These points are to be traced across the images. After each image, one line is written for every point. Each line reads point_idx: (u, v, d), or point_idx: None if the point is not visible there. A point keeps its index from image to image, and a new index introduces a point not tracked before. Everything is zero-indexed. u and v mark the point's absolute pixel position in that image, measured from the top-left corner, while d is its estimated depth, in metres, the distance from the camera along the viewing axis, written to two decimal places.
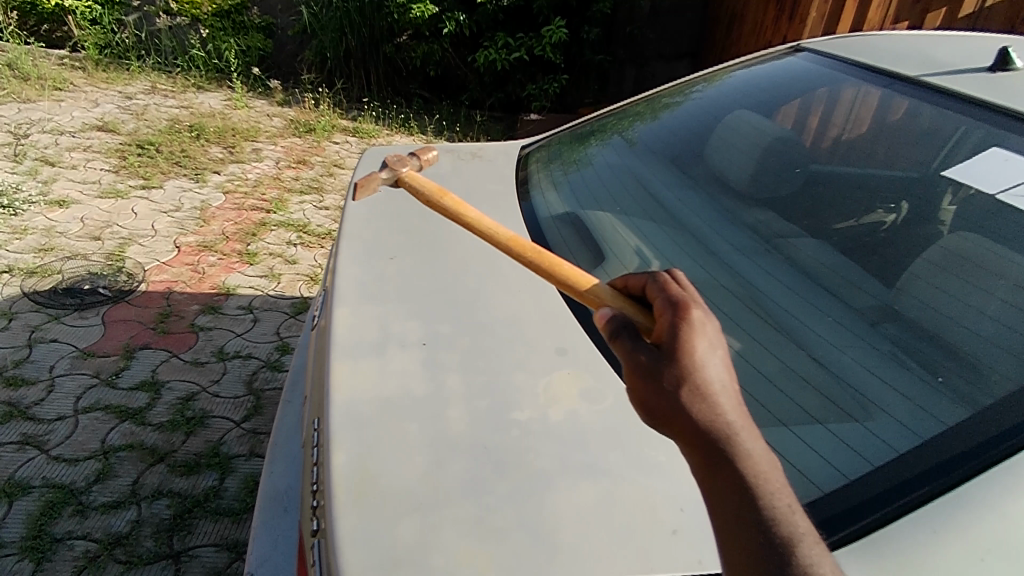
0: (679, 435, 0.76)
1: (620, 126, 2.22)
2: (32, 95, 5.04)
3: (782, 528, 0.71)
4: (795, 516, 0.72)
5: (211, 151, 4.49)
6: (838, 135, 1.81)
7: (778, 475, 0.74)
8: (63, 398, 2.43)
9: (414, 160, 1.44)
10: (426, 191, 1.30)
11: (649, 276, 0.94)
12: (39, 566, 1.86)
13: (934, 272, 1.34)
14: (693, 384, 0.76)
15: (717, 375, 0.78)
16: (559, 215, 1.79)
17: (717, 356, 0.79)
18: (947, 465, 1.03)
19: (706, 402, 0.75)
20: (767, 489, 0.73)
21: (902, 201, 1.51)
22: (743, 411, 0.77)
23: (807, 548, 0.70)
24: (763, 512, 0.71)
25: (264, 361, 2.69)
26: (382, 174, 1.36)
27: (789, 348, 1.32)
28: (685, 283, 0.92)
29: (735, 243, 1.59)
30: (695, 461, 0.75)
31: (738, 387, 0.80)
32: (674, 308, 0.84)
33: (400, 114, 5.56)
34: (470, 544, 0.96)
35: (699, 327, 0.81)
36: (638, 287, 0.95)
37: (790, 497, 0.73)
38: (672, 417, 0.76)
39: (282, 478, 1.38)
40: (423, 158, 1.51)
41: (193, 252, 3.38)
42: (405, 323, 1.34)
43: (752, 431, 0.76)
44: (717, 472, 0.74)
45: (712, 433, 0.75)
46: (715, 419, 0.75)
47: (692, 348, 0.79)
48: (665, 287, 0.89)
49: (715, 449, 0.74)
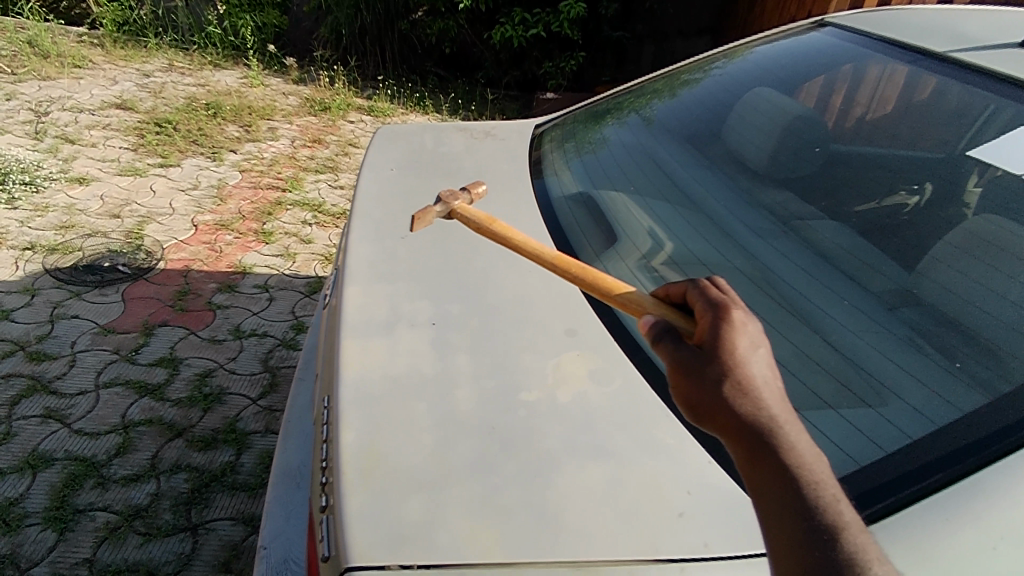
0: (722, 429, 0.75)
1: (637, 104, 2.18)
2: (52, 73, 5.07)
3: (826, 515, 0.69)
4: (840, 505, 0.70)
5: (228, 130, 4.51)
6: (862, 114, 1.76)
7: (821, 464, 0.73)
8: (84, 372, 2.48)
9: (465, 194, 1.44)
10: (476, 219, 1.32)
11: (689, 281, 0.91)
12: (62, 536, 1.92)
13: (955, 255, 1.31)
14: (735, 379, 0.76)
15: (759, 371, 0.77)
16: (572, 195, 1.77)
17: (759, 354, 0.78)
18: (961, 453, 1.02)
19: (749, 398, 0.74)
20: (811, 479, 0.71)
21: (926, 183, 1.46)
22: (785, 402, 0.76)
23: (853, 536, 0.68)
24: (807, 500, 0.70)
25: (280, 340, 2.72)
26: (436, 208, 1.37)
27: (803, 332, 1.29)
28: (725, 287, 0.89)
29: (752, 225, 1.56)
30: (739, 453, 0.74)
31: (781, 382, 0.79)
32: (714, 310, 0.83)
33: (416, 92, 5.52)
34: (481, 522, 0.97)
35: (740, 327, 0.80)
36: (679, 295, 0.92)
37: (834, 487, 0.71)
38: (713, 411, 0.75)
39: (294, 455, 1.39)
40: (474, 191, 1.48)
41: (210, 231, 3.41)
42: (415, 303, 1.34)
43: (794, 423, 0.75)
44: (760, 463, 0.72)
45: (756, 426, 0.73)
46: (758, 412, 0.74)
47: (734, 347, 0.78)
48: (705, 291, 0.87)
49: (757, 440, 0.73)
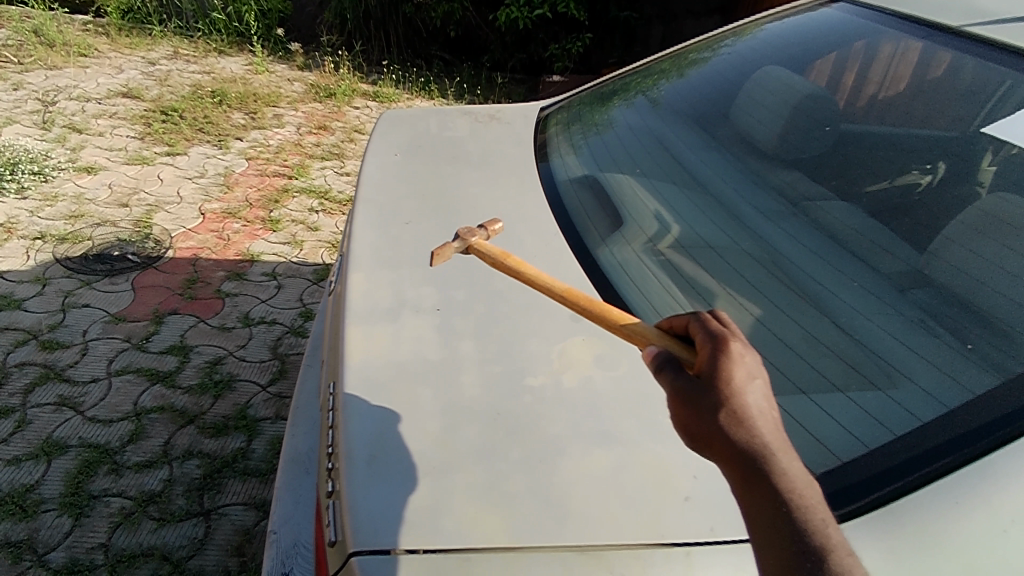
0: (718, 455, 0.74)
1: (644, 84, 2.15)
2: (58, 62, 5.07)
3: (815, 538, 0.68)
4: (829, 529, 0.70)
5: (234, 117, 4.50)
6: (874, 92, 1.72)
7: (813, 489, 0.72)
8: (96, 361, 2.50)
9: (483, 232, 1.28)
10: (490, 253, 1.19)
11: (692, 313, 0.87)
12: (77, 521, 1.94)
13: (969, 235, 1.28)
14: (731, 408, 0.74)
15: (756, 402, 0.76)
16: (577, 179, 1.75)
17: (756, 385, 0.77)
18: (970, 436, 1.01)
19: (744, 427, 0.73)
20: (801, 503, 0.70)
21: (939, 162, 1.43)
22: (780, 431, 0.75)
23: (841, 558, 0.68)
24: (797, 523, 0.69)
25: (288, 327, 2.73)
26: (454, 244, 1.24)
27: (811, 315, 1.28)
28: (727, 320, 0.86)
29: (760, 206, 1.54)
30: (734, 478, 0.73)
31: (778, 414, 0.78)
32: (713, 341, 0.80)
33: (421, 77, 5.49)
34: (480, 510, 0.97)
35: (739, 357, 0.78)
36: (683, 327, 0.88)
37: (824, 510, 0.71)
38: (709, 437, 0.74)
39: (303, 441, 1.40)
40: (490, 228, 1.31)
41: (218, 219, 3.42)
42: (420, 289, 1.33)
43: (789, 451, 0.74)
44: (753, 489, 0.71)
45: (751, 453, 0.72)
46: (753, 441, 0.73)
47: (732, 377, 0.76)
48: (706, 322, 0.84)
49: (751, 466, 0.72)
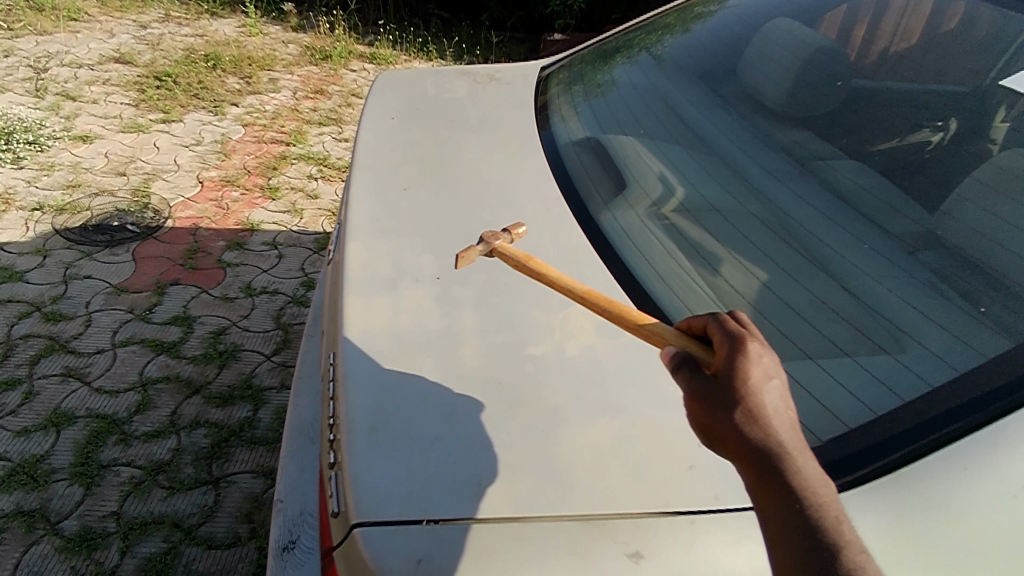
0: (732, 453, 0.72)
1: (648, 40, 2.07)
2: (47, 27, 4.94)
3: (828, 535, 0.67)
4: (842, 525, 0.68)
5: (228, 82, 4.40)
6: (887, 42, 1.65)
7: (827, 487, 0.70)
8: (100, 332, 2.50)
9: (505, 235, 1.17)
10: (512, 255, 1.11)
11: (710, 313, 0.84)
12: (89, 490, 1.97)
13: (983, 194, 1.24)
14: (747, 407, 0.72)
15: (772, 401, 0.74)
16: (580, 142, 1.70)
17: (773, 385, 0.75)
18: (979, 401, 0.99)
19: (760, 426, 0.72)
20: (814, 500, 0.69)
21: (951, 119, 1.38)
22: (796, 430, 0.73)
23: (852, 554, 0.66)
24: (810, 519, 0.68)
25: (291, 297, 2.72)
26: (478, 247, 1.11)
27: (819, 279, 1.25)
28: (745, 318, 0.83)
29: (768, 166, 1.49)
30: (748, 475, 0.71)
31: (795, 413, 0.76)
32: (730, 340, 0.78)
33: (419, 36, 5.34)
34: (484, 484, 0.96)
35: (756, 357, 0.76)
36: (700, 327, 0.84)
37: (838, 506, 0.69)
38: (723, 435, 0.72)
39: (306, 410, 1.40)
40: (514, 232, 1.20)
41: (216, 187, 3.37)
42: (419, 258, 1.31)
43: (804, 450, 0.72)
44: (768, 486, 0.70)
45: (766, 451, 0.71)
46: (768, 439, 0.71)
47: (749, 377, 0.74)
48: (723, 322, 0.81)
49: (765, 464, 0.70)
